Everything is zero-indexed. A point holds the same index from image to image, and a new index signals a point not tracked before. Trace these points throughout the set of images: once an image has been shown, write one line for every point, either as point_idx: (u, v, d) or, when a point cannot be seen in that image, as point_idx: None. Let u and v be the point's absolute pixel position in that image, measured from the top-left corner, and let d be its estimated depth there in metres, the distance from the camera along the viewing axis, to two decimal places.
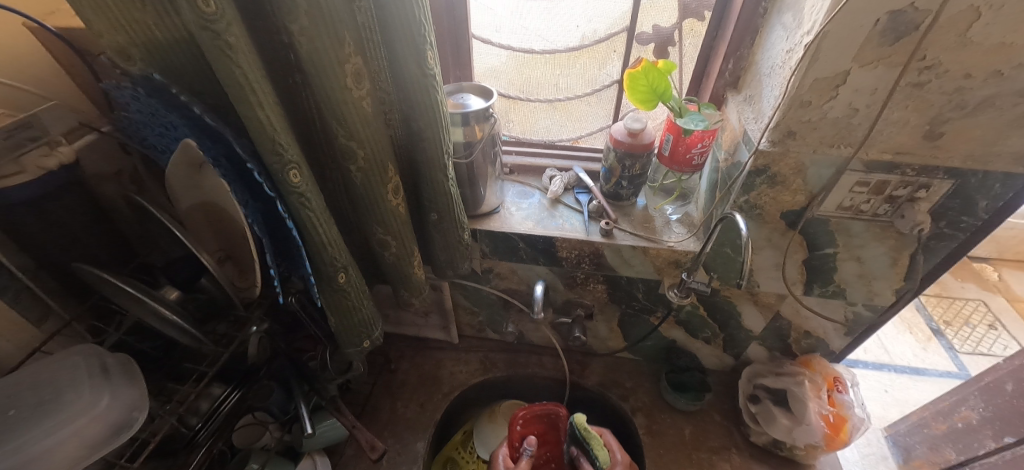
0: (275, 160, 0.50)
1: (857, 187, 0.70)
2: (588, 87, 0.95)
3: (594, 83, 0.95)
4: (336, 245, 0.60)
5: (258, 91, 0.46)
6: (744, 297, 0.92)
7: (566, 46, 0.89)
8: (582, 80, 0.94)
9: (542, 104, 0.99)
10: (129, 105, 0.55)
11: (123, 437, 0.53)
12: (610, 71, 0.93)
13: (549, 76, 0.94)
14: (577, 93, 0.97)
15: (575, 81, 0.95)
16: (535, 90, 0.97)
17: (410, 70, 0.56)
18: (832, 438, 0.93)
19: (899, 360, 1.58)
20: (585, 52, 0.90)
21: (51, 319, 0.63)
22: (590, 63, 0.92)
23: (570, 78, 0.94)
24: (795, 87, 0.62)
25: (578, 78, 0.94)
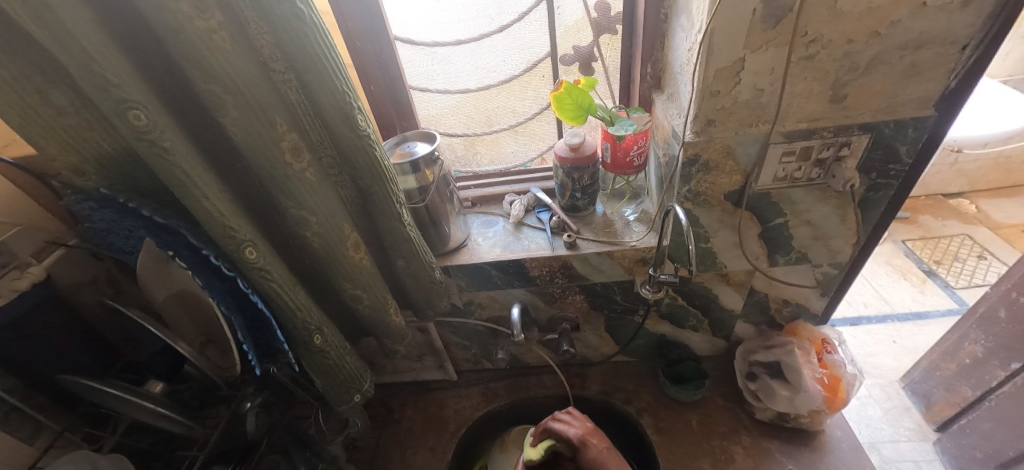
0: (229, 242, 0.53)
1: (785, 157, 0.74)
2: (542, 105, 1.00)
3: (545, 100, 1.00)
4: (305, 309, 0.63)
5: (200, 183, 0.49)
6: (715, 280, 0.95)
7: (513, 74, 0.94)
8: (536, 101, 0.99)
9: (499, 134, 1.05)
10: (91, 217, 0.59)
11: None
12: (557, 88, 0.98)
13: (506, 104, 0.99)
14: (525, 118, 1.02)
15: (529, 104, 1.00)
16: (495, 120, 1.02)
17: (345, 135, 0.60)
18: (832, 400, 0.95)
19: (900, 309, 1.59)
20: (530, 76, 0.95)
21: (43, 433, 0.64)
22: (541, 85, 0.97)
23: (525, 102, 0.99)
24: (701, 80, 0.67)
25: (525, 105, 1.00)
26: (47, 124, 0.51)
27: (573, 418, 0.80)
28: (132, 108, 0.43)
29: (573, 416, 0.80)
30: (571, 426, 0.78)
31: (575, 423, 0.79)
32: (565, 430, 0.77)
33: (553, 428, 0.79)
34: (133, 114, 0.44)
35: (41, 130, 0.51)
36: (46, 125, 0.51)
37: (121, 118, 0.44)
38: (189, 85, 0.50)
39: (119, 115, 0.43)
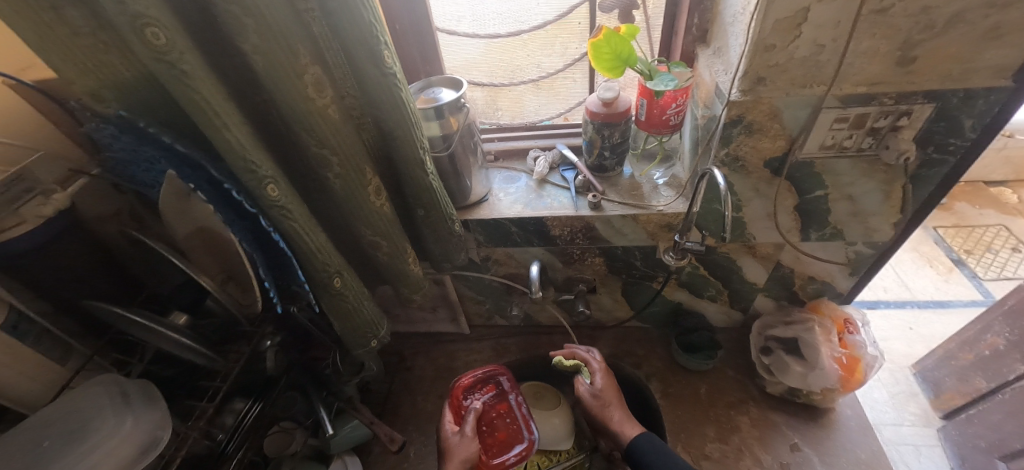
0: (251, 178, 0.51)
1: (837, 123, 0.69)
2: (569, 62, 0.95)
3: (574, 55, 0.94)
4: (326, 252, 0.62)
5: (222, 113, 0.47)
6: (741, 251, 0.92)
7: (544, 22, 0.88)
8: (563, 57, 0.94)
9: (522, 88, 1.00)
10: (111, 146, 0.57)
11: (152, 456, 0.53)
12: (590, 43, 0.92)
13: (530, 58, 0.94)
14: (551, 72, 0.97)
15: (555, 58, 0.95)
16: (519, 73, 0.97)
17: (370, 73, 0.57)
18: (847, 379, 0.93)
19: (921, 296, 1.55)
20: (562, 26, 0.89)
21: (73, 356, 0.66)
22: (570, 39, 0.91)
23: (552, 57, 0.94)
24: (756, 31, 0.61)
25: (552, 59, 0.94)
26: (63, 43, 0.48)
27: (601, 375, 0.89)
28: (149, 25, 0.40)
29: (601, 371, 0.89)
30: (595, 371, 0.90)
31: (601, 377, 0.88)
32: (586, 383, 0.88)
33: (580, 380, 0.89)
34: (151, 32, 0.41)
35: (57, 49, 0.49)
36: (62, 44, 0.49)
37: (138, 36, 0.41)
38: (209, 6, 0.47)
39: (136, 33, 0.40)
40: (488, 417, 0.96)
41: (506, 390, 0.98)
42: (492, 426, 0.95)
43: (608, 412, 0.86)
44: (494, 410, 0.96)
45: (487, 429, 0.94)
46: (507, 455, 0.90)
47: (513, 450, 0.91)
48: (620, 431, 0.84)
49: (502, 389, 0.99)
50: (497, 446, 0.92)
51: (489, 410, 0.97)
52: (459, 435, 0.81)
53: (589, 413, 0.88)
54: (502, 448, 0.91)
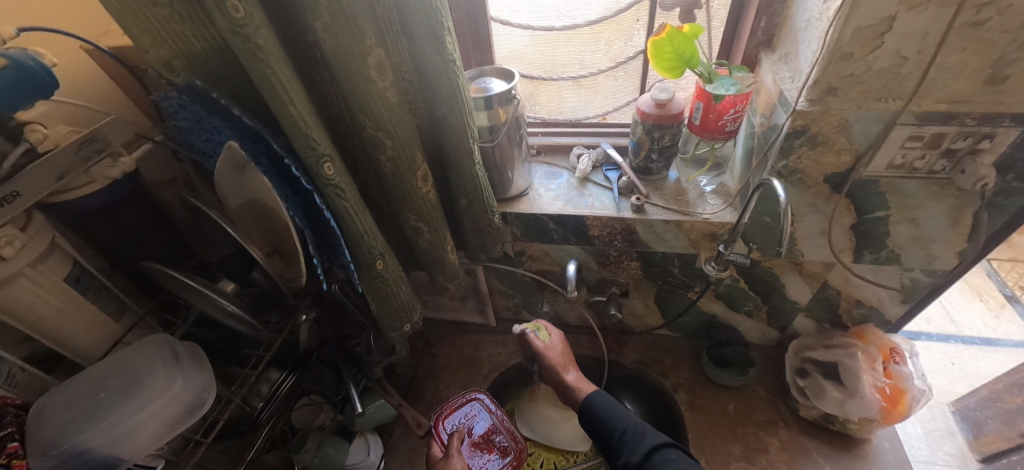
0: (310, 154, 0.52)
1: (909, 142, 0.65)
2: (613, 62, 0.93)
3: (620, 57, 0.92)
4: (371, 234, 0.62)
5: (289, 88, 0.47)
6: (787, 268, 0.89)
7: (591, 20, 0.87)
8: (608, 56, 0.92)
9: (563, 84, 0.99)
10: (176, 114, 0.59)
11: (199, 416, 0.56)
12: (637, 43, 0.90)
13: (574, 53, 0.93)
14: (595, 70, 0.95)
15: (599, 56, 0.92)
16: (560, 68, 0.96)
17: (431, 58, 0.57)
18: (889, 411, 0.88)
19: (967, 331, 1.45)
20: (609, 25, 0.87)
21: (127, 314, 0.69)
22: (615, 37, 0.89)
23: (596, 54, 0.92)
24: (834, 39, 0.58)
25: (597, 56, 0.92)
26: (142, 11, 0.50)
27: (558, 339, 0.92)
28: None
29: (558, 336, 0.92)
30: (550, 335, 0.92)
31: (558, 340, 0.92)
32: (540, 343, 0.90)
33: (532, 338, 0.90)
34: (231, 4, 0.41)
35: (137, 17, 0.50)
36: (142, 13, 0.50)
37: (220, 7, 0.41)
38: None
39: (218, 3, 0.41)
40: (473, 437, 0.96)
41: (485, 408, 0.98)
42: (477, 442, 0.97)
43: (564, 368, 0.87)
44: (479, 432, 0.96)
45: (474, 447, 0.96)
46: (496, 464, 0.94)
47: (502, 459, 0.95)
48: (574, 386, 0.84)
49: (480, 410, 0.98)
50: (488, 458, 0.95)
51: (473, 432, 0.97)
52: (447, 460, 0.77)
53: (545, 371, 0.90)
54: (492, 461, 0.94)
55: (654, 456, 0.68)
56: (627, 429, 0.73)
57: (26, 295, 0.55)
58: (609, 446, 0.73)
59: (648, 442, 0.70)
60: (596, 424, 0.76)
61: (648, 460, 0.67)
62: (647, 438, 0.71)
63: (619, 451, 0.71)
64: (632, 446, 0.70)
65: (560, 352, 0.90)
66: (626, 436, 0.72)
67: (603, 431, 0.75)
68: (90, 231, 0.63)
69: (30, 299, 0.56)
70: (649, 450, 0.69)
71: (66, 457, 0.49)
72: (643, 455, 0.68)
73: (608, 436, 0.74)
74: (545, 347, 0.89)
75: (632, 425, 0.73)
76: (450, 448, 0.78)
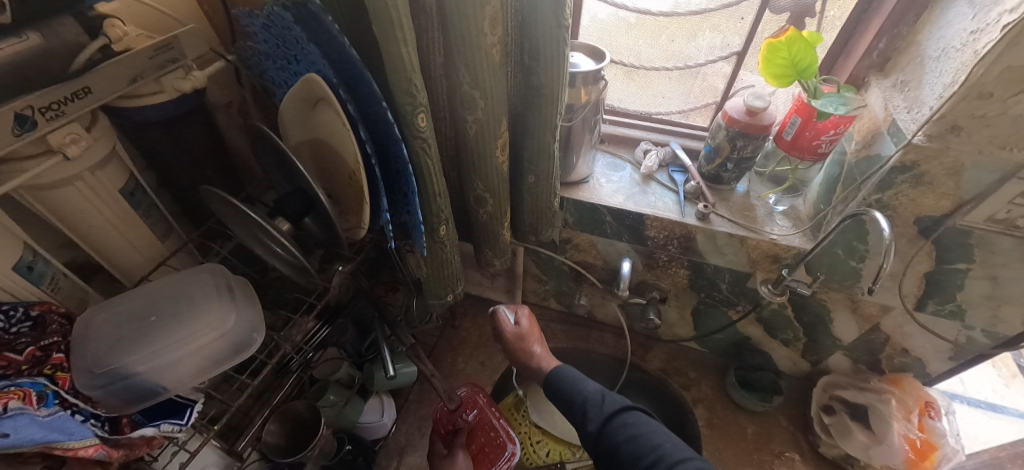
0: (408, 102, 0.48)
1: (1020, 198, 0.61)
2: (671, 61, 0.89)
3: (680, 58, 0.88)
4: (443, 198, 0.59)
5: (405, 26, 0.43)
6: (841, 303, 0.85)
7: (656, 11, 0.81)
8: (665, 54, 0.88)
9: (612, 72, 0.94)
10: (255, 35, 0.56)
11: (246, 355, 0.54)
12: (699, 45, 0.85)
13: (631, 44, 0.88)
14: (650, 66, 0.91)
15: (656, 53, 0.88)
16: (616, 52, 0.91)
17: (546, 21, 0.52)
18: (916, 463, 0.86)
19: (974, 393, 1.39)
20: (676, 21, 0.82)
21: (172, 236, 0.66)
22: (679, 34, 0.84)
23: (653, 49, 0.88)
24: (979, 73, 0.54)
25: (654, 53, 0.88)
26: None
27: (525, 316, 0.86)
28: None
29: (525, 312, 0.86)
30: (517, 316, 0.85)
31: (526, 318, 0.85)
32: (507, 325, 0.85)
33: (501, 318, 0.86)
34: None
35: None
36: None
37: None
38: None
39: None
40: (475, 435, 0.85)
41: (485, 405, 0.87)
42: (477, 440, 0.84)
43: (529, 347, 0.82)
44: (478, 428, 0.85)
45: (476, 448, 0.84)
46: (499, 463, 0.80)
47: (503, 458, 0.81)
48: (538, 366, 0.80)
49: (481, 407, 0.87)
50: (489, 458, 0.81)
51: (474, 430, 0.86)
52: (450, 458, 0.77)
53: (511, 351, 0.85)
54: (490, 459, 0.81)
55: (611, 423, 0.63)
56: (586, 398, 0.67)
57: (79, 200, 0.52)
58: (572, 418, 0.68)
59: (607, 409, 0.65)
60: (559, 398, 0.71)
61: (607, 427, 0.63)
62: (605, 404, 0.66)
63: (580, 423, 0.66)
64: (591, 416, 0.65)
65: (526, 331, 0.84)
66: (584, 407, 0.67)
67: (564, 402, 0.70)
68: (149, 143, 0.59)
69: (84, 206, 0.53)
70: (608, 417, 0.64)
71: (113, 377, 0.46)
72: (602, 424, 0.64)
73: (568, 407, 0.69)
74: (510, 328, 0.84)
75: (591, 394, 0.68)
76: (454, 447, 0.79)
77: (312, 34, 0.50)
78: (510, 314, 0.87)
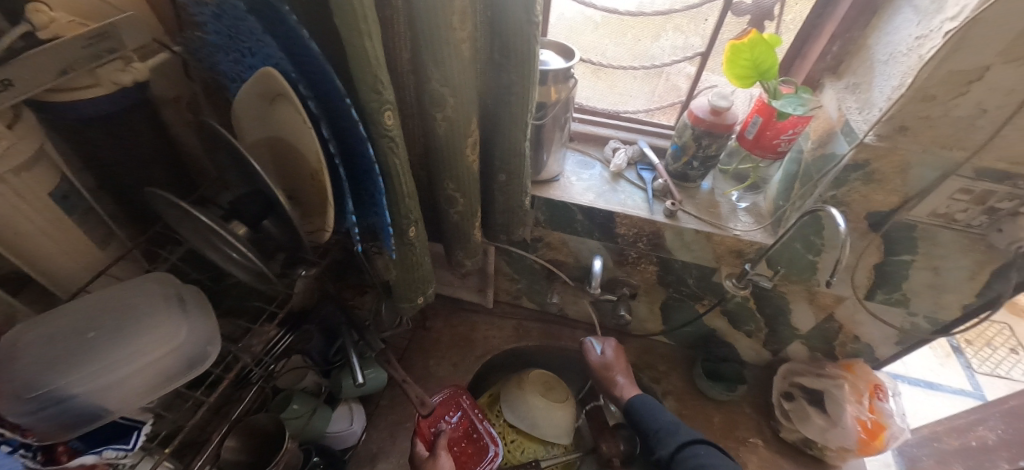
0: (373, 99, 0.46)
1: (958, 194, 0.66)
2: (635, 61, 0.90)
3: (645, 57, 0.89)
4: (412, 198, 0.57)
5: (370, 19, 0.41)
6: (800, 295, 0.89)
7: (621, 11, 0.82)
8: (630, 53, 0.89)
9: (581, 71, 0.95)
10: (206, 26, 0.53)
11: (198, 371, 0.49)
12: (663, 45, 0.86)
13: (596, 43, 0.88)
14: (616, 65, 0.91)
15: (622, 52, 0.89)
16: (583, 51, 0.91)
17: (516, 16, 0.51)
18: (866, 444, 0.92)
19: (914, 372, 1.50)
20: (639, 21, 0.83)
21: (114, 242, 0.61)
22: (643, 34, 0.85)
23: (619, 48, 0.88)
24: (924, 77, 0.57)
25: (620, 52, 0.89)
26: None
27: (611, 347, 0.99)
28: None
29: (612, 344, 0.99)
30: (603, 347, 0.98)
31: (612, 348, 0.98)
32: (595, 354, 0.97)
33: (590, 349, 0.99)
34: None
35: None
36: None
37: None
38: None
39: None
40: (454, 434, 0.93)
41: (468, 408, 0.95)
42: (460, 441, 0.94)
43: (614, 376, 0.95)
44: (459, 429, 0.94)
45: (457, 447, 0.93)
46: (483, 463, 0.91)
47: (485, 460, 0.92)
48: (620, 394, 0.93)
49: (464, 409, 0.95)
50: (470, 458, 0.93)
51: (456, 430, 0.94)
52: (434, 460, 0.76)
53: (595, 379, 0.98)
54: (475, 461, 0.92)
55: (682, 452, 0.77)
56: (661, 427, 0.82)
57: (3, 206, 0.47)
58: (647, 442, 0.83)
59: (679, 439, 0.79)
60: (637, 424, 0.86)
61: (678, 454, 0.77)
62: (679, 434, 0.80)
63: (655, 447, 0.81)
64: (665, 442, 0.80)
65: (612, 361, 0.97)
66: (659, 434, 0.81)
67: (641, 426, 0.85)
68: (85, 142, 0.54)
69: (9, 211, 0.47)
70: (681, 445, 0.78)
71: (44, 402, 0.43)
72: (674, 450, 0.78)
73: (644, 433, 0.84)
74: (597, 358, 0.97)
75: (665, 423, 0.82)
76: (438, 446, 0.77)
77: (268, 25, 0.47)
78: (597, 345, 0.99)
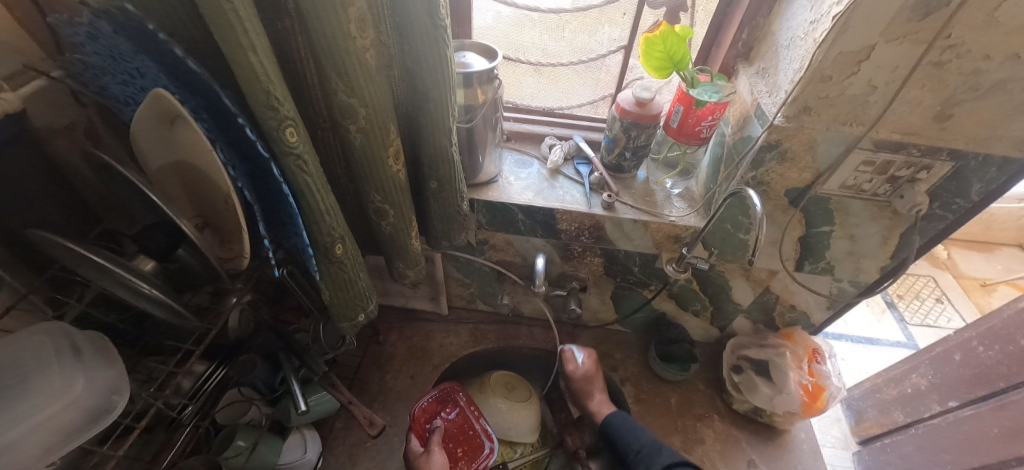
0: (270, 117, 0.44)
1: (862, 166, 0.70)
2: (576, 56, 0.90)
3: (585, 51, 0.90)
4: (333, 214, 0.55)
5: (252, 33, 0.39)
6: (737, 272, 0.93)
7: (543, 8, 0.82)
8: (572, 48, 0.89)
9: (522, 70, 0.94)
10: (83, 48, 0.44)
11: (105, 423, 0.47)
12: (601, 39, 0.87)
13: (536, 39, 0.88)
14: (557, 61, 0.91)
15: (563, 47, 0.89)
16: (520, 51, 0.90)
17: (420, 21, 0.50)
18: (809, 406, 0.97)
19: (854, 331, 1.60)
20: (573, 17, 0.84)
21: (3, 291, 0.55)
22: (579, 30, 0.86)
23: (558, 44, 0.88)
24: (818, 60, 0.60)
25: (561, 47, 0.89)
26: None
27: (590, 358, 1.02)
28: None
29: (591, 355, 1.02)
30: (585, 359, 1.01)
31: (591, 362, 1.01)
32: (578, 366, 1.00)
33: (571, 360, 1.01)
34: None
35: None
36: None
37: None
38: None
39: None
40: (450, 431, 0.95)
41: (466, 406, 0.97)
42: (456, 438, 0.95)
43: (591, 392, 1.00)
44: (455, 425, 0.95)
45: (452, 444, 0.94)
46: (477, 460, 0.93)
47: (482, 456, 0.94)
48: (596, 410, 0.99)
49: (461, 407, 0.97)
50: (466, 455, 0.94)
51: (451, 426, 0.96)
52: (427, 457, 0.80)
53: (572, 390, 1.02)
54: (471, 458, 0.93)
55: None
56: (642, 448, 0.87)
57: None
58: (625, 462, 0.88)
59: (663, 460, 0.84)
60: (615, 442, 0.91)
61: None
62: (662, 456, 0.85)
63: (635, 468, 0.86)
64: (647, 463, 0.85)
65: (591, 375, 1.00)
66: (640, 456, 0.86)
67: (620, 445, 0.90)
68: None
69: None
70: (665, 467, 0.83)
71: None
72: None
73: (624, 454, 0.89)
74: (577, 370, 1.01)
75: (646, 444, 0.87)
76: (431, 444, 0.82)
77: (147, 45, 0.44)
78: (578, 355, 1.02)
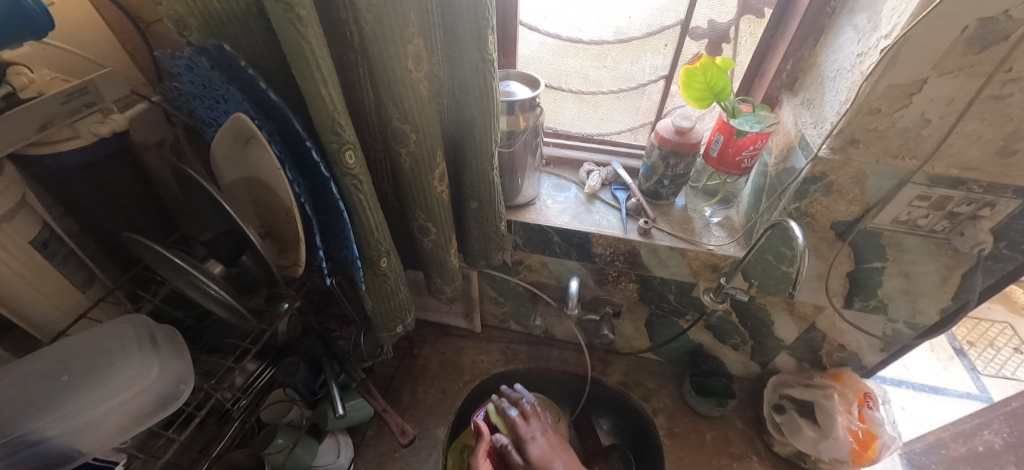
0: (333, 140, 0.48)
1: (917, 200, 0.67)
2: (617, 83, 0.93)
3: (626, 79, 0.92)
4: (381, 230, 0.59)
5: (323, 68, 0.44)
6: (780, 306, 0.90)
7: (585, 40, 0.86)
8: (613, 74, 0.91)
9: (564, 96, 0.97)
10: (181, 77, 0.52)
11: (171, 410, 0.52)
12: (642, 67, 0.89)
13: (580, 67, 0.91)
14: (598, 89, 0.94)
15: (604, 74, 0.92)
16: (563, 79, 0.94)
17: (469, 54, 0.54)
18: (859, 455, 0.91)
19: (917, 378, 1.48)
20: (615, 47, 0.87)
21: (95, 284, 0.63)
22: (621, 58, 0.88)
23: (600, 71, 0.91)
24: (866, 93, 0.59)
25: (602, 74, 0.92)
26: None
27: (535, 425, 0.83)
28: None
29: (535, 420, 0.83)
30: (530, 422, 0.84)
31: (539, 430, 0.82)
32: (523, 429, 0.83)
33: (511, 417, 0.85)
34: None
35: None
36: None
37: None
38: None
39: None
40: None
41: None
42: None
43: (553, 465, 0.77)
44: None
45: None
46: None
47: None
48: None
49: None
50: None
51: None
52: None
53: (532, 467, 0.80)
54: None
55: None
56: None
57: None
58: None
59: None
60: None
61: None
62: None
63: None
64: None
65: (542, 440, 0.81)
66: None
67: None
68: (67, 191, 0.56)
69: None
70: None
71: (17, 445, 0.45)
72: None
73: None
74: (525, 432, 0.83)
75: None
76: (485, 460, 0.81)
77: (234, 76, 0.50)
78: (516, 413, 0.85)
